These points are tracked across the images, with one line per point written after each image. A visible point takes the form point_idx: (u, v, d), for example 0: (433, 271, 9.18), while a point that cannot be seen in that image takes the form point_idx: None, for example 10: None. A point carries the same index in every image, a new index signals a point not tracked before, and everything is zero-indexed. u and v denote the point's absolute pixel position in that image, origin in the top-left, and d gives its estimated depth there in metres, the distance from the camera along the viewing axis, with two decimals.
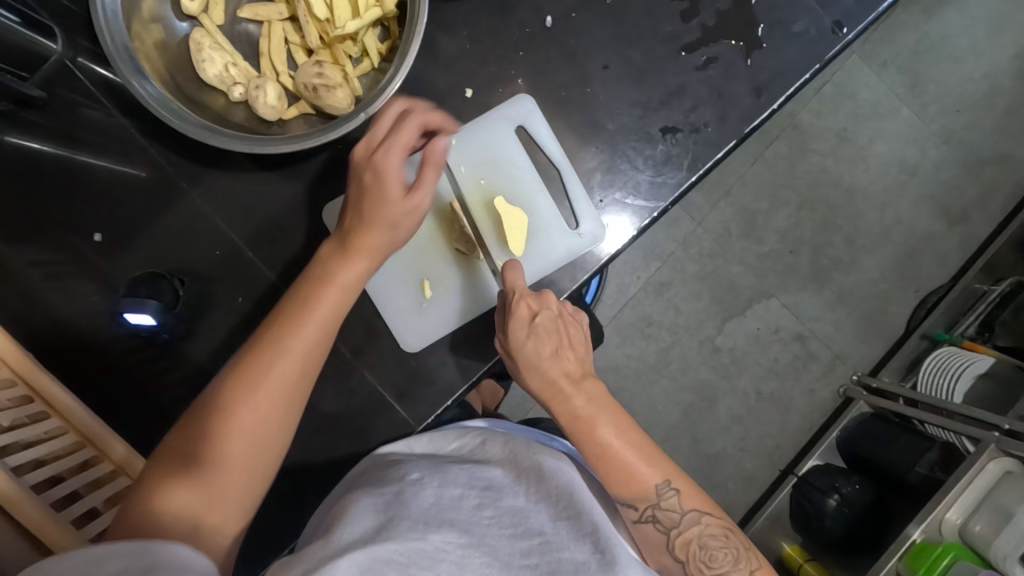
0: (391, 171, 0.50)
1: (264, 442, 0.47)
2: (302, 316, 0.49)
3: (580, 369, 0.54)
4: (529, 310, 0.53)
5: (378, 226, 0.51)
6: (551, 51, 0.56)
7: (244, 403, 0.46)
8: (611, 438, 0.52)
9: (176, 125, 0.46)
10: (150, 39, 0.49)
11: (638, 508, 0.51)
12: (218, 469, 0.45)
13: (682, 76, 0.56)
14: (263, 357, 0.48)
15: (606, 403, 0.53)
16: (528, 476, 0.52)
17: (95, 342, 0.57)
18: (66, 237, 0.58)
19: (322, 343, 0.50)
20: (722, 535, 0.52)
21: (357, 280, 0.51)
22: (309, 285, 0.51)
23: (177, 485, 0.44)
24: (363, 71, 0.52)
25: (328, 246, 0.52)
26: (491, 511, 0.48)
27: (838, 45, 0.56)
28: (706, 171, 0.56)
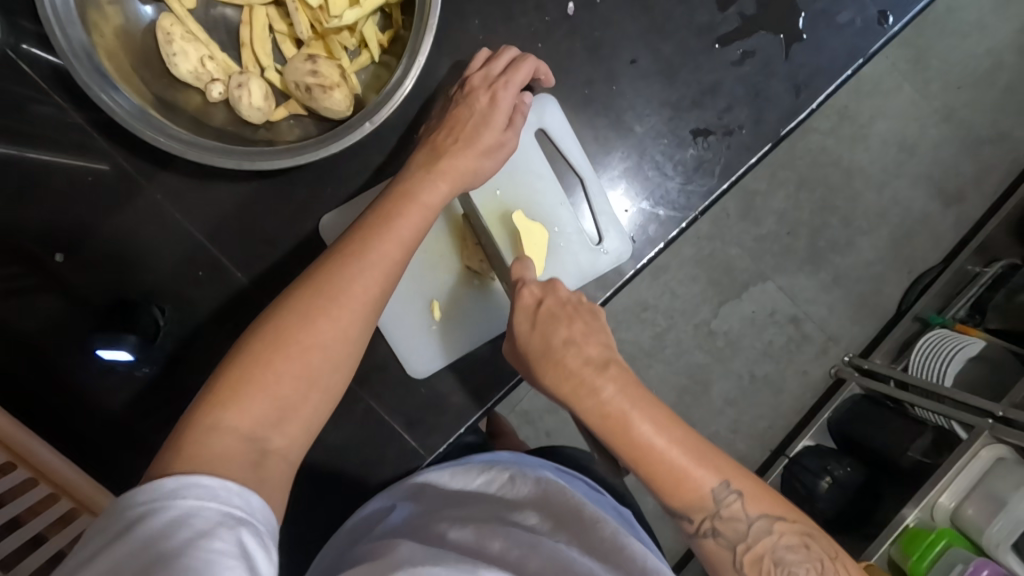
0: (499, 109, 0.48)
1: (336, 367, 0.43)
2: (385, 233, 0.45)
3: (602, 355, 0.46)
4: (531, 297, 0.48)
5: (470, 147, 0.48)
6: (573, 43, 0.51)
7: (323, 320, 0.42)
8: (650, 434, 0.45)
9: (149, 135, 0.39)
10: (109, 29, 0.42)
11: (693, 520, 0.46)
12: (290, 391, 0.41)
13: (717, 72, 0.51)
14: (344, 272, 0.43)
15: (638, 393, 0.46)
16: (567, 523, 0.45)
17: (57, 371, 0.51)
18: (20, 252, 0.51)
19: (403, 264, 0.46)
20: (801, 545, 0.45)
21: (440, 204, 0.47)
22: (391, 198, 0.46)
23: (238, 405, 0.39)
24: (362, 66, 0.46)
25: (411, 163, 0.48)
26: (537, 563, 0.40)
27: (884, 38, 0.52)
28: (739, 178, 0.52)
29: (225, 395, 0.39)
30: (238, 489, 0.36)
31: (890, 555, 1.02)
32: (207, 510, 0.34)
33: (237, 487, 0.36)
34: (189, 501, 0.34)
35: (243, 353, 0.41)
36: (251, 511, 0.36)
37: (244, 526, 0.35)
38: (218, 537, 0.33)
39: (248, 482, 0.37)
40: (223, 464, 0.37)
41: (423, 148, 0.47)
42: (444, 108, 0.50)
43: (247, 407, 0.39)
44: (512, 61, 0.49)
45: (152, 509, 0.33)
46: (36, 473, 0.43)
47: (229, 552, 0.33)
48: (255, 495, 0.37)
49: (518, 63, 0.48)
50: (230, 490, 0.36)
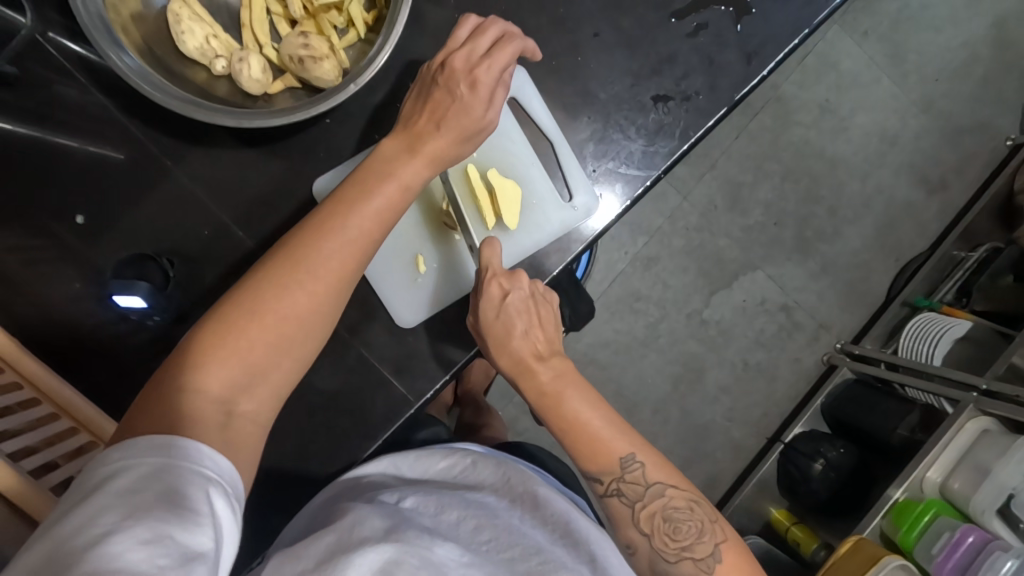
0: (481, 93, 0.52)
1: (305, 337, 0.48)
2: (356, 214, 0.50)
3: (548, 348, 0.58)
4: (500, 289, 0.54)
5: (444, 131, 0.52)
6: (540, 18, 0.56)
7: (292, 295, 0.47)
8: (579, 408, 0.56)
9: (160, 99, 0.45)
10: (126, 10, 0.47)
11: (603, 481, 0.56)
12: (261, 356, 0.46)
13: (672, 43, 0.56)
14: (314, 252, 0.48)
15: (573, 377, 0.58)
16: (522, 502, 0.55)
17: (80, 330, 0.56)
18: (46, 219, 0.56)
19: (372, 244, 0.51)
20: (688, 507, 0.55)
21: (414, 185, 0.52)
22: (365, 180, 0.51)
23: (209, 370, 0.44)
24: (349, 43, 0.51)
25: (387, 144, 0.52)
26: (488, 534, 0.49)
27: (827, 9, 0.56)
28: (698, 140, 0.56)
29: (199, 361, 0.44)
30: (208, 452, 0.40)
31: (881, 528, 1.04)
32: (183, 470, 0.38)
33: (206, 450, 0.40)
34: (166, 460, 0.38)
35: (217, 323, 0.46)
36: (219, 471, 0.40)
37: (213, 486, 0.39)
38: (191, 495, 0.37)
39: (217, 443, 0.42)
40: (195, 424, 0.41)
41: (402, 134, 0.52)
42: (427, 83, 0.53)
43: (218, 373, 0.44)
44: (496, 41, 0.52)
45: (133, 464, 0.37)
46: (58, 409, 0.48)
47: (201, 510, 0.36)
48: (226, 458, 0.41)
49: (504, 43, 0.52)
50: (203, 452, 0.40)
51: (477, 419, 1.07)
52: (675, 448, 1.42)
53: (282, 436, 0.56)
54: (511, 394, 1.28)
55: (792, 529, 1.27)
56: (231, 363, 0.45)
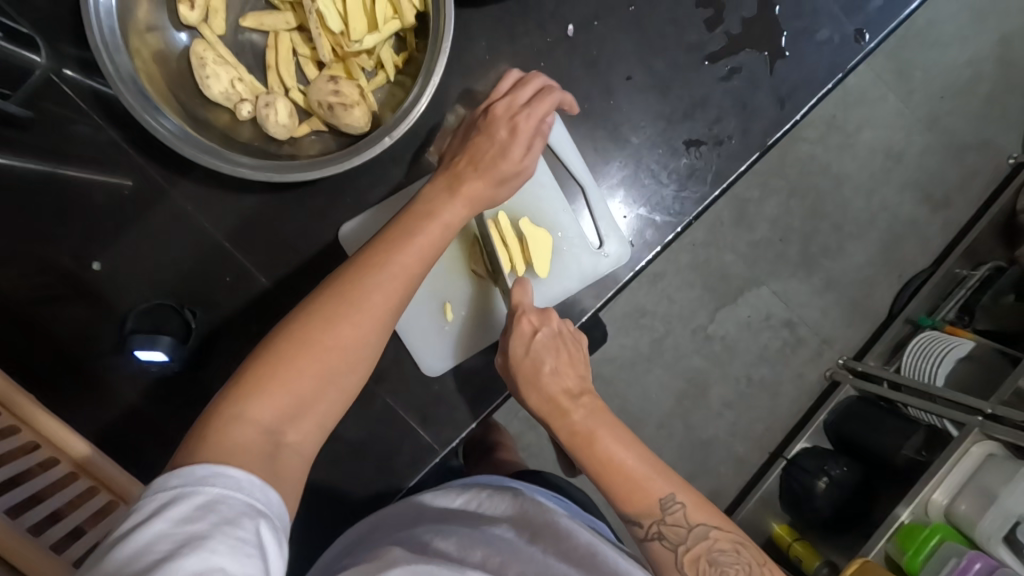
0: (520, 140, 0.51)
1: (351, 370, 0.46)
2: (406, 247, 0.48)
3: (579, 386, 0.56)
4: (529, 326, 0.53)
5: (487, 169, 0.51)
6: (573, 60, 0.55)
7: (344, 323, 0.45)
8: (614, 449, 0.54)
9: (187, 152, 0.43)
10: (148, 53, 0.46)
11: (643, 525, 0.53)
12: (311, 386, 0.43)
13: (706, 86, 0.55)
14: (364, 279, 0.46)
15: (605, 416, 0.55)
16: (545, 536, 0.51)
17: (101, 377, 0.54)
18: (61, 262, 0.55)
19: (419, 276, 0.49)
20: (733, 550, 0.52)
21: (459, 224, 0.50)
22: (413, 214, 0.50)
23: (257, 399, 0.41)
24: (378, 85, 0.49)
25: (432, 183, 0.51)
26: (516, 569, 0.45)
27: (861, 53, 0.55)
28: (729, 184, 0.55)
29: (249, 388, 0.41)
30: (259, 482, 0.37)
31: (887, 551, 1.04)
32: (233, 499, 0.36)
33: (257, 481, 0.37)
34: (217, 488, 0.36)
35: (266, 350, 0.43)
36: (269, 504, 0.37)
37: (263, 518, 0.36)
38: (242, 527, 0.35)
39: (265, 474, 0.38)
40: (244, 454, 0.38)
41: (442, 175, 0.51)
42: (468, 131, 0.52)
43: (268, 402, 0.41)
44: (538, 91, 0.52)
45: (185, 490, 0.35)
46: (78, 468, 0.46)
47: (250, 540, 0.35)
48: (274, 492, 0.38)
49: (545, 94, 0.51)
50: (253, 483, 0.37)
51: (486, 438, 1.06)
52: (678, 463, 1.43)
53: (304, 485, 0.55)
54: (516, 411, 1.28)
55: (794, 546, 1.28)
56: (280, 392, 0.42)
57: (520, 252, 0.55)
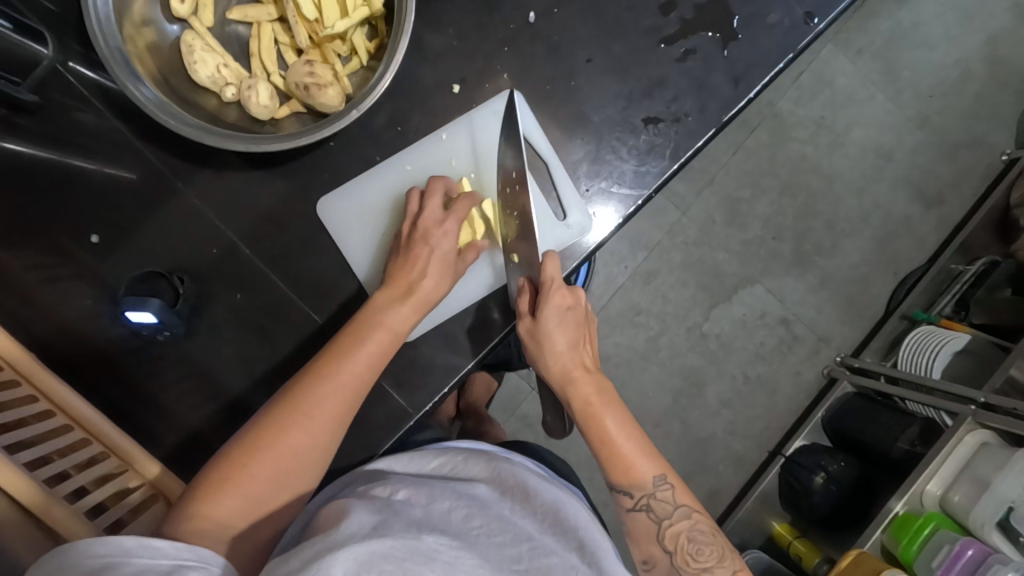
0: (450, 243, 0.58)
1: (307, 465, 0.53)
2: (353, 358, 0.54)
3: (592, 362, 0.64)
4: (562, 301, 0.60)
5: (420, 281, 0.57)
6: (536, 46, 0.60)
7: (295, 433, 0.51)
8: (619, 426, 0.61)
9: (173, 126, 0.48)
10: (142, 42, 0.51)
11: (633, 495, 0.60)
12: (260, 488, 0.50)
13: (663, 67, 0.59)
14: (316, 393, 0.52)
15: (613, 397, 0.62)
16: (513, 494, 0.56)
17: (100, 345, 0.59)
18: (64, 240, 0.59)
19: (365, 385, 0.54)
20: (708, 531, 0.60)
21: (403, 329, 0.56)
22: (360, 324, 0.55)
23: (215, 499, 0.49)
24: (352, 69, 0.54)
25: (381, 292, 0.57)
26: (481, 520, 0.50)
27: (810, 34, 0.59)
28: (688, 159, 0.60)
29: (211, 487, 0.49)
30: None
31: (882, 542, 1.04)
32: None
33: None
34: None
35: (229, 454, 0.51)
36: None
37: None
38: None
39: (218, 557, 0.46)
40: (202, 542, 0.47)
41: (389, 286, 0.56)
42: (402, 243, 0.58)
43: (227, 499, 0.49)
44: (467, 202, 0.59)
45: None
46: (71, 421, 0.52)
47: None
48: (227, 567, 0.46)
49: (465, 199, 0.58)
50: None
51: (479, 429, 1.08)
52: (676, 462, 1.43)
53: None
54: (512, 408, 1.30)
55: (793, 543, 1.27)
56: (237, 492, 0.50)
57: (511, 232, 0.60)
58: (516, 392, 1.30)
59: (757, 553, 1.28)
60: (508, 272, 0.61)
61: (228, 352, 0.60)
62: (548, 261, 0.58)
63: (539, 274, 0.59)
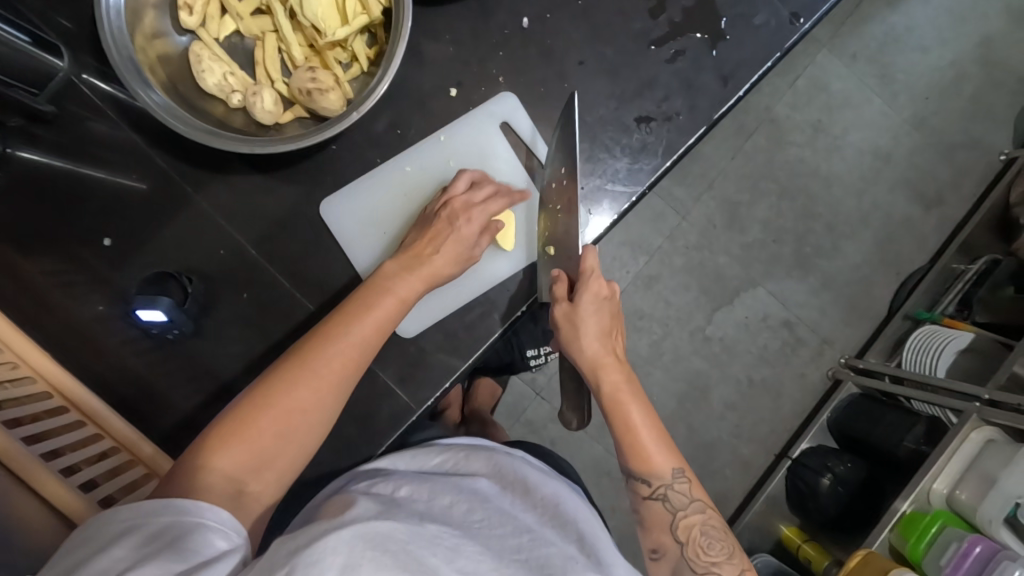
0: (473, 226, 0.60)
1: (310, 429, 0.54)
2: (358, 321, 0.56)
3: (623, 357, 0.65)
4: (597, 291, 0.62)
5: (440, 256, 0.59)
6: (529, 50, 0.62)
7: (302, 390, 0.53)
8: (642, 419, 0.62)
9: (182, 129, 0.50)
10: (153, 53, 0.53)
11: (651, 484, 0.61)
12: (274, 443, 0.52)
13: (653, 68, 0.62)
14: (322, 348, 0.54)
15: (641, 392, 0.64)
16: (514, 488, 0.58)
17: (113, 344, 0.60)
18: (77, 247, 0.61)
19: (375, 346, 0.56)
20: (720, 528, 0.61)
21: (410, 298, 0.59)
22: (367, 292, 0.58)
23: (221, 459, 0.50)
24: (354, 75, 0.56)
25: (393, 260, 0.60)
26: (481, 514, 0.51)
27: (797, 33, 0.62)
28: (680, 156, 0.62)
29: (220, 444, 0.51)
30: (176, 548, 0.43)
31: (891, 542, 1.03)
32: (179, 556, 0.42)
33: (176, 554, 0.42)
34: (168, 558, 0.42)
35: (236, 412, 0.52)
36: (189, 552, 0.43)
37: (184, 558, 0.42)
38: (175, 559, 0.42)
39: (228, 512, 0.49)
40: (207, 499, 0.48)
41: (405, 253, 0.59)
42: (428, 217, 0.62)
43: (235, 453, 0.51)
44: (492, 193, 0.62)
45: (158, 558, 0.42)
46: (84, 417, 0.55)
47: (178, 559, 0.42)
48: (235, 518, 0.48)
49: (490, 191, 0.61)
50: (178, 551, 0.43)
51: (484, 434, 1.09)
52: None
53: None
54: (518, 414, 1.30)
55: (803, 546, 1.26)
56: (246, 447, 0.51)
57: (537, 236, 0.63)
58: (520, 398, 1.31)
59: (766, 557, 1.27)
60: (541, 266, 0.63)
61: (235, 350, 0.62)
62: (588, 254, 0.61)
63: (579, 267, 0.62)
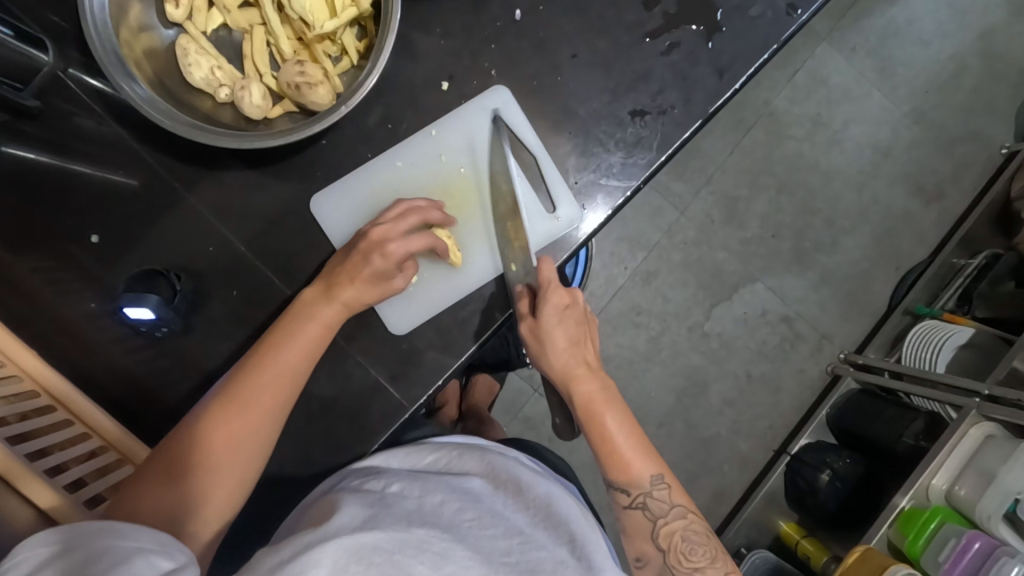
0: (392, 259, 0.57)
1: (242, 461, 0.53)
2: (284, 350, 0.55)
3: (597, 361, 0.64)
4: (561, 300, 0.61)
5: (363, 284, 0.57)
6: (522, 42, 0.61)
7: (227, 426, 0.53)
8: (619, 427, 0.61)
9: (167, 125, 0.50)
10: (139, 46, 0.53)
11: (630, 493, 0.60)
12: (208, 481, 0.52)
13: (648, 61, 0.61)
14: (247, 381, 0.54)
15: (617, 398, 0.63)
16: (506, 488, 0.57)
17: (102, 342, 0.60)
18: (66, 244, 0.61)
19: (303, 371, 0.56)
20: (703, 532, 0.60)
21: (337, 321, 0.57)
22: (290, 320, 0.57)
23: (148, 505, 0.50)
24: (343, 69, 0.55)
25: (311, 287, 0.58)
26: (472, 514, 0.51)
27: (793, 25, 0.61)
28: (674, 151, 0.61)
29: (146, 491, 0.50)
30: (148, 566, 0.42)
31: (889, 538, 1.03)
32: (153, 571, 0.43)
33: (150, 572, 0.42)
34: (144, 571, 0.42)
35: (161, 457, 0.52)
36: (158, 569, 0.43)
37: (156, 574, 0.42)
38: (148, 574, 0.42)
39: None
40: None
41: (323, 279, 0.58)
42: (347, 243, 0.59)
43: (163, 499, 0.50)
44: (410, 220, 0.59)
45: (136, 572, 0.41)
46: (72, 416, 0.54)
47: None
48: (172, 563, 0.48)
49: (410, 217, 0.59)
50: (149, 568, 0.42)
51: (480, 431, 1.08)
52: (681, 463, 1.42)
53: (286, 444, 0.61)
54: (515, 410, 1.30)
55: (801, 542, 1.25)
56: (174, 490, 0.51)
57: (528, 236, 0.62)
58: (518, 394, 1.30)
59: (763, 553, 1.27)
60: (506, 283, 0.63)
61: (225, 348, 0.61)
62: (543, 264, 0.60)
63: (538, 278, 0.61)
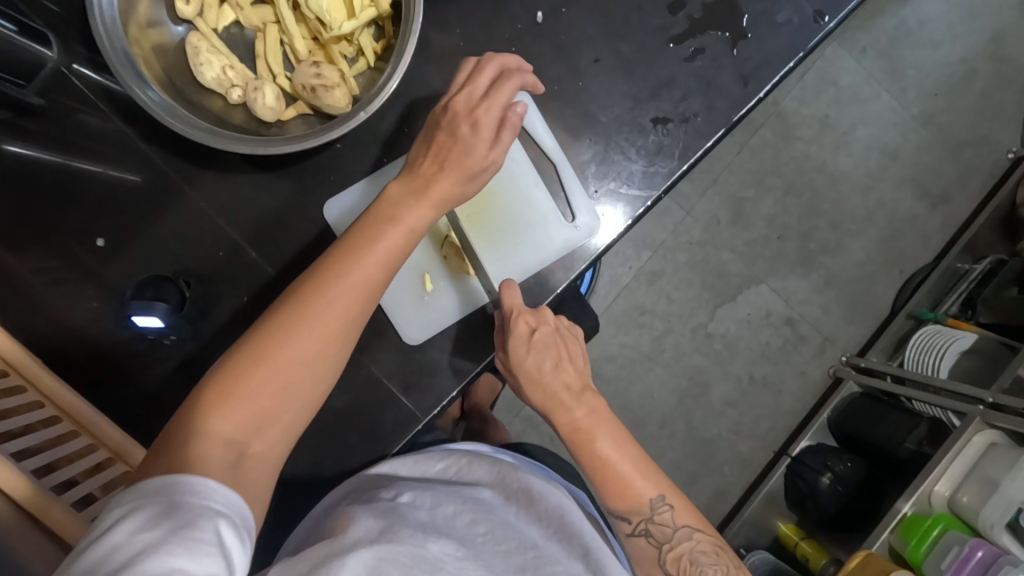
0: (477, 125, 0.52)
1: (312, 378, 0.49)
2: (362, 258, 0.50)
3: (579, 382, 0.62)
4: (527, 325, 0.58)
5: (447, 176, 0.53)
6: (543, 45, 0.60)
7: (300, 338, 0.48)
8: (610, 451, 0.59)
9: (179, 127, 0.48)
10: (148, 44, 0.51)
11: (631, 521, 0.59)
12: (277, 401, 0.47)
13: (671, 67, 0.60)
14: (324, 288, 0.49)
15: (605, 417, 0.61)
16: (518, 499, 0.56)
17: (108, 347, 0.58)
18: (70, 245, 0.59)
19: (379, 284, 0.51)
20: (712, 552, 0.59)
21: (423, 226, 0.53)
22: (371, 223, 0.52)
23: (212, 422, 0.44)
24: (360, 70, 0.54)
25: (395, 185, 0.53)
26: (484, 528, 0.50)
27: (821, 33, 0.60)
28: (696, 161, 0.60)
29: (210, 403, 0.45)
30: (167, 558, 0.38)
31: (891, 544, 1.03)
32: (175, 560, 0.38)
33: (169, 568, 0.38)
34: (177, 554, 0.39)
35: (227, 366, 0.47)
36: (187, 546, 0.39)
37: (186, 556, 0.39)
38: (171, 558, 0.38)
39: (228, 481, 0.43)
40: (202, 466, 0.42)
41: (412, 176, 0.53)
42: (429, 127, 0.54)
43: (227, 416, 0.45)
44: (493, 78, 0.54)
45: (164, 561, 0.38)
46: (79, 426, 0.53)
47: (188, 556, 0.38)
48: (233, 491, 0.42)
49: (502, 82, 0.53)
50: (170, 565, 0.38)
51: (483, 432, 1.07)
52: (682, 463, 1.42)
53: (296, 454, 0.60)
54: (518, 409, 1.29)
55: (800, 544, 1.26)
56: (241, 405, 0.46)
57: (544, 246, 0.61)
58: None
59: (763, 554, 1.27)
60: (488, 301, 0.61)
61: None
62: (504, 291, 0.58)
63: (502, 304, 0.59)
